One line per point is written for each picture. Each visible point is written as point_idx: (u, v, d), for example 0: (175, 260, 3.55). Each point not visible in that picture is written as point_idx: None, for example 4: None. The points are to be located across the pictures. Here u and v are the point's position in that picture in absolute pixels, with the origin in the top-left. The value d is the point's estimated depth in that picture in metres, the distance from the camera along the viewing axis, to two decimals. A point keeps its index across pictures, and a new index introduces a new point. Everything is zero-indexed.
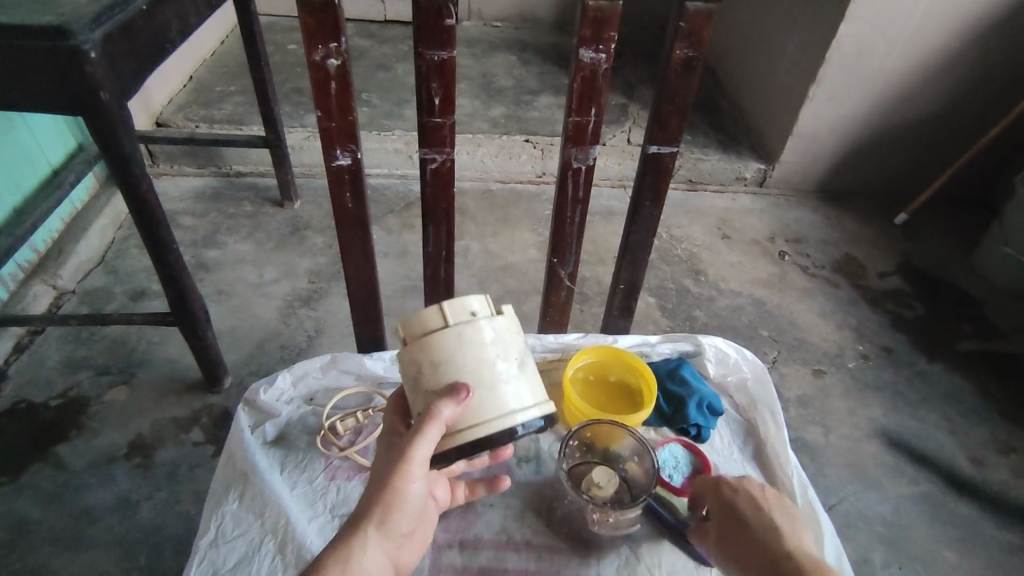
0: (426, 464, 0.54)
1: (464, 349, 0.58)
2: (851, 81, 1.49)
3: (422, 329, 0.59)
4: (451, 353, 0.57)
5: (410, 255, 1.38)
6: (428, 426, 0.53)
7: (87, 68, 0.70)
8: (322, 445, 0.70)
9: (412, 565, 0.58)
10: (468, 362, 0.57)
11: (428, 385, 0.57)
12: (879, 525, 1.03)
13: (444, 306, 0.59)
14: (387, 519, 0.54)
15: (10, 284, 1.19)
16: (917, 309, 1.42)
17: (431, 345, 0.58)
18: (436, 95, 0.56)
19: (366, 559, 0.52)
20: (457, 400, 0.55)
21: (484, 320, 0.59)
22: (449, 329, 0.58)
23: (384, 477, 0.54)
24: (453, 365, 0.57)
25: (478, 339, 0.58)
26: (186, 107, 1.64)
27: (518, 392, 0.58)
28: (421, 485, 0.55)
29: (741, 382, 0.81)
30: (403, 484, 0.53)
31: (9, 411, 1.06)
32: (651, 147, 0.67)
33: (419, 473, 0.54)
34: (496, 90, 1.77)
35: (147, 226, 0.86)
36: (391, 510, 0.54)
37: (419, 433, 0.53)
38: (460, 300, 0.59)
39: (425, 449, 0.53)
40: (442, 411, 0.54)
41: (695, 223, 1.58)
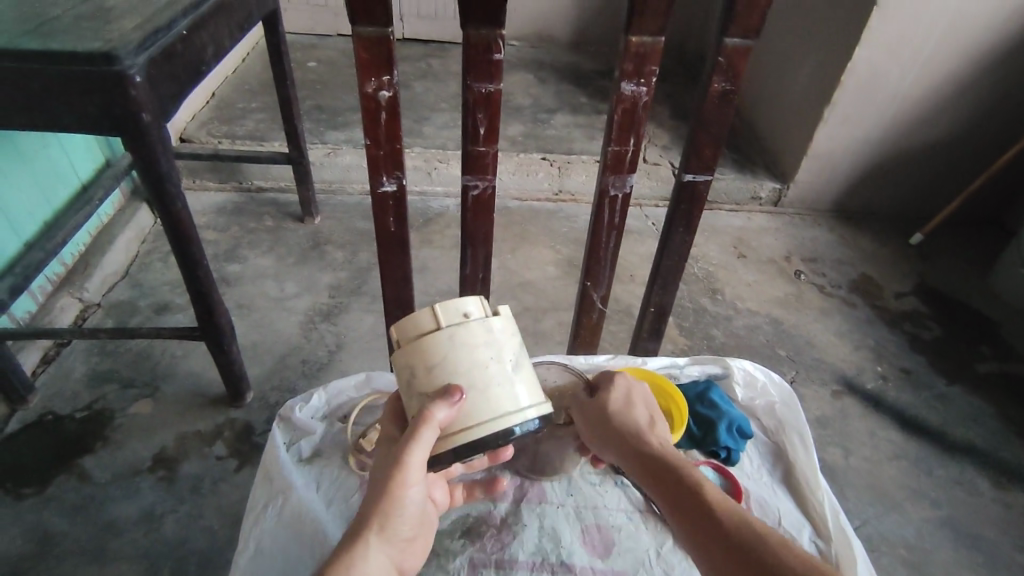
0: (422, 469, 0.55)
1: (457, 350, 0.57)
2: (867, 104, 1.51)
3: (414, 331, 0.58)
4: (443, 355, 0.56)
5: (429, 271, 1.40)
6: (421, 431, 0.53)
7: (131, 92, 0.72)
8: (357, 466, 0.70)
9: (415, 569, 0.59)
10: (459, 362, 0.56)
11: (422, 387, 0.57)
12: (902, 549, 1.03)
13: (437, 307, 0.58)
14: (387, 524, 0.55)
15: (39, 297, 1.21)
16: (936, 330, 1.42)
17: (423, 346, 0.57)
18: (481, 125, 0.58)
19: (369, 565, 0.53)
20: (449, 402, 0.54)
21: (477, 321, 0.58)
22: (441, 330, 0.57)
23: (381, 482, 0.55)
24: (444, 367, 0.56)
25: (471, 340, 0.57)
26: (210, 123, 1.67)
27: (511, 393, 0.57)
28: (418, 489, 0.56)
29: (769, 405, 0.81)
30: (399, 490, 0.54)
31: (35, 423, 1.08)
32: (687, 175, 0.68)
33: (415, 477, 0.55)
34: (513, 108, 1.80)
35: (180, 243, 0.88)
36: (390, 514, 0.55)
37: (414, 437, 0.53)
38: (454, 301, 0.58)
39: (421, 453, 0.54)
40: (435, 415, 0.54)
41: (711, 242, 1.59)
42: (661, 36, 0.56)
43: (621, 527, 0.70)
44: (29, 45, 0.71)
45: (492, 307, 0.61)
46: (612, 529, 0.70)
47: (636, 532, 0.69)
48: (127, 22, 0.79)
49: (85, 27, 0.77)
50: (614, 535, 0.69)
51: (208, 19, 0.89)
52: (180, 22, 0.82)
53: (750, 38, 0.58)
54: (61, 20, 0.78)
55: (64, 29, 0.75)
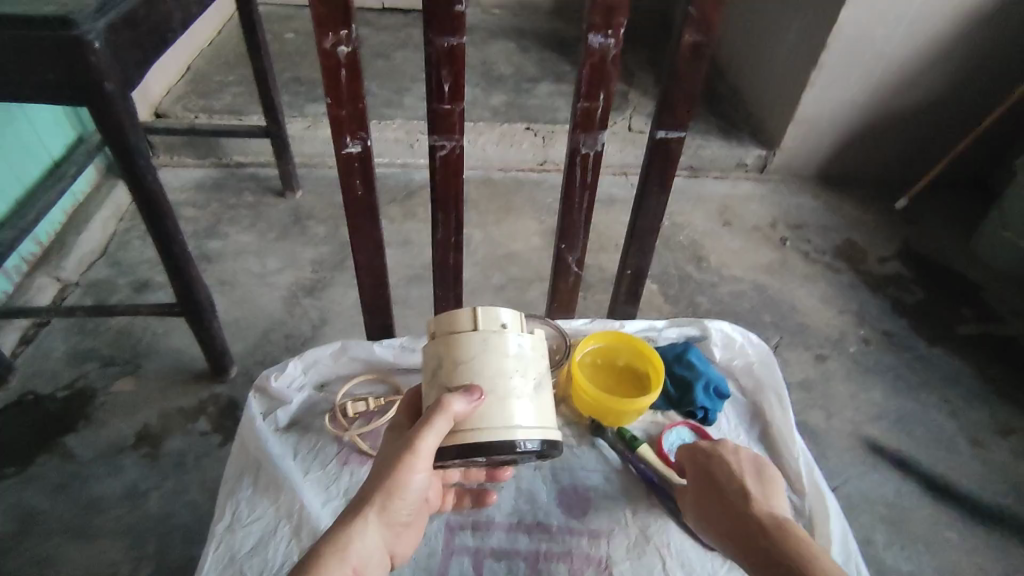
0: (429, 459, 0.54)
1: (487, 354, 0.58)
2: (852, 67, 1.49)
3: (452, 327, 0.59)
4: (473, 356, 0.58)
5: (413, 244, 1.38)
6: (435, 418, 0.53)
7: (91, 58, 0.69)
8: (331, 422, 0.72)
9: (405, 554, 0.59)
10: (485, 367, 0.58)
11: (444, 383, 0.58)
12: (880, 506, 1.05)
13: (478, 310, 0.60)
14: (387, 507, 0.54)
15: (13, 277, 1.21)
16: (918, 294, 1.43)
17: (455, 346, 0.58)
18: (446, 82, 0.56)
19: (362, 543, 0.53)
20: (470, 400, 0.55)
21: (513, 334, 0.59)
22: (476, 333, 0.58)
23: (388, 462, 0.55)
24: (472, 367, 0.58)
25: (501, 349, 0.58)
26: (186, 97, 1.63)
27: (525, 409, 0.58)
28: (422, 479, 0.55)
29: (747, 365, 0.82)
30: (405, 473, 0.53)
31: (16, 403, 1.07)
32: (659, 132, 0.68)
33: (422, 465, 0.54)
34: (497, 78, 1.77)
35: (152, 217, 0.86)
36: (392, 498, 0.54)
37: (426, 424, 0.53)
38: (494, 310, 0.60)
39: (431, 443, 0.53)
40: (453, 406, 0.54)
41: (696, 210, 1.59)
42: None
43: (597, 487, 0.70)
44: None
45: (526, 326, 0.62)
46: (588, 488, 0.70)
47: (611, 490, 0.70)
48: None
49: None
50: (591, 494, 0.70)
51: None
52: None
53: None
54: None
55: None
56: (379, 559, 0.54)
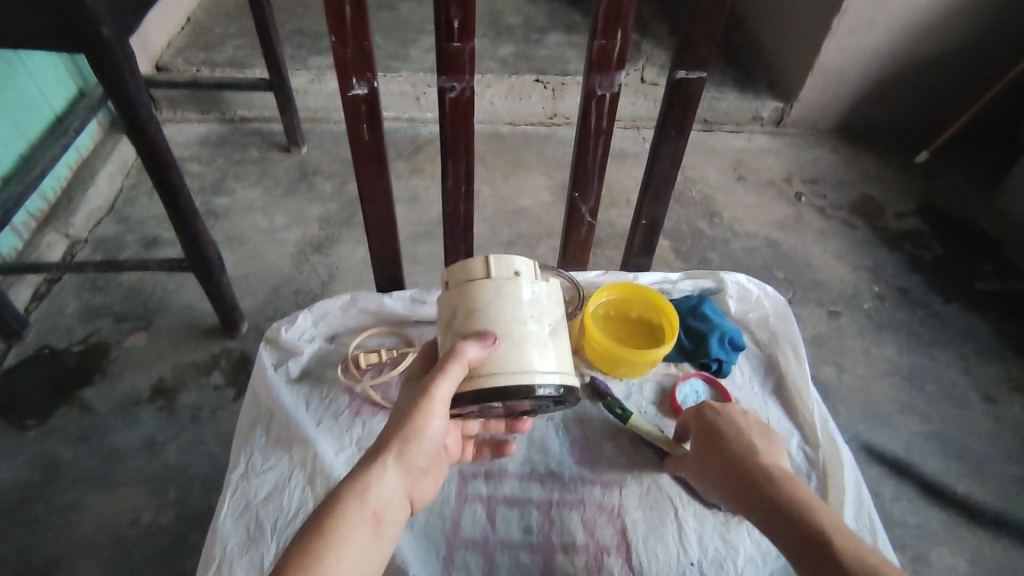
0: (446, 404, 0.53)
1: (501, 300, 0.58)
2: (878, 11, 1.42)
3: (465, 276, 0.59)
4: (487, 302, 0.58)
5: (421, 200, 1.36)
6: (451, 361, 0.53)
7: (86, 1, 0.67)
8: (344, 375, 0.71)
9: (423, 503, 0.57)
10: (500, 314, 0.57)
11: (459, 331, 0.58)
12: (889, 461, 1.05)
13: (491, 259, 0.59)
14: (405, 451, 0.52)
15: (23, 233, 1.19)
16: (936, 250, 1.40)
17: (469, 293, 0.58)
18: (455, 19, 0.54)
19: (381, 488, 0.51)
20: (485, 346, 0.55)
21: (526, 281, 0.59)
22: (489, 280, 0.58)
23: (404, 407, 0.54)
24: (486, 314, 0.57)
25: (516, 295, 0.58)
26: (187, 50, 1.59)
27: (543, 354, 0.57)
28: (439, 425, 0.54)
29: (763, 318, 0.80)
30: (422, 417, 0.52)
31: (32, 357, 1.08)
32: (678, 73, 0.65)
33: (439, 410, 0.53)
34: (505, 28, 1.71)
35: (157, 169, 0.84)
36: (409, 442, 0.52)
37: (442, 368, 0.53)
38: (507, 258, 0.59)
39: (447, 387, 0.53)
40: (467, 351, 0.54)
41: (710, 164, 1.55)
42: None
43: (609, 437, 0.71)
44: None
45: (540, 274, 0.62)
46: (600, 440, 0.71)
47: (624, 442, 0.71)
48: None
49: None
50: (603, 445, 0.70)
51: None
52: None
53: None
54: None
55: None
56: (400, 508, 0.52)
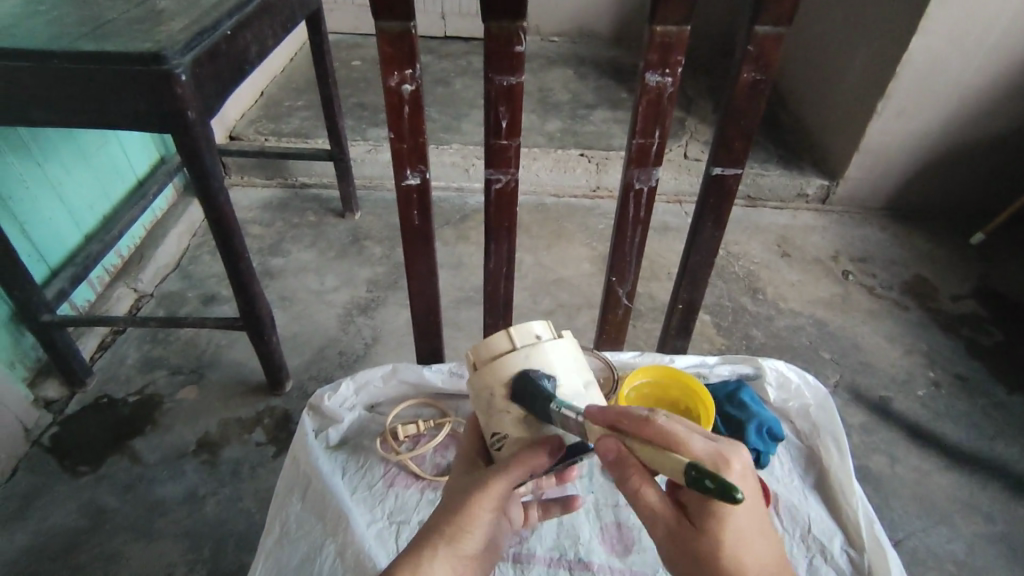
0: (501, 496, 0.54)
1: (531, 372, 0.56)
2: (923, 97, 1.43)
3: (491, 352, 0.57)
4: (519, 376, 0.56)
5: (465, 266, 1.41)
6: (513, 471, 0.53)
7: (177, 91, 0.75)
8: (382, 448, 0.77)
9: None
10: (536, 386, 0.56)
11: (499, 412, 0.56)
12: (950, 564, 0.97)
13: (511, 329, 0.57)
14: (456, 540, 0.53)
15: (97, 286, 1.28)
16: (996, 335, 1.34)
17: (501, 370, 0.56)
18: (503, 119, 0.58)
19: None
20: (545, 453, 0.53)
21: (549, 344, 0.57)
22: (514, 352, 0.56)
23: (457, 500, 0.54)
24: (523, 390, 0.55)
25: (548, 363, 0.56)
26: (258, 121, 1.72)
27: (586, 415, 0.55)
28: (493, 514, 0.54)
29: (804, 408, 0.82)
30: (478, 515, 0.53)
31: (92, 406, 1.14)
32: (714, 168, 0.67)
33: (494, 503, 0.54)
34: (554, 104, 1.79)
35: (222, 235, 0.90)
36: (465, 534, 0.53)
37: (500, 470, 0.53)
38: (525, 324, 0.57)
39: (504, 484, 0.54)
40: (531, 462, 0.53)
41: (753, 240, 1.55)
42: (687, 25, 0.55)
43: (640, 525, 0.74)
44: (86, 47, 0.75)
45: (558, 330, 0.60)
46: (632, 528, 0.74)
47: None
48: (176, 23, 0.82)
49: (138, 29, 0.80)
50: (635, 533, 0.73)
51: (252, 18, 0.91)
52: (225, 22, 0.85)
53: (781, 26, 0.56)
54: (116, 22, 0.82)
55: (118, 32, 0.79)
56: None
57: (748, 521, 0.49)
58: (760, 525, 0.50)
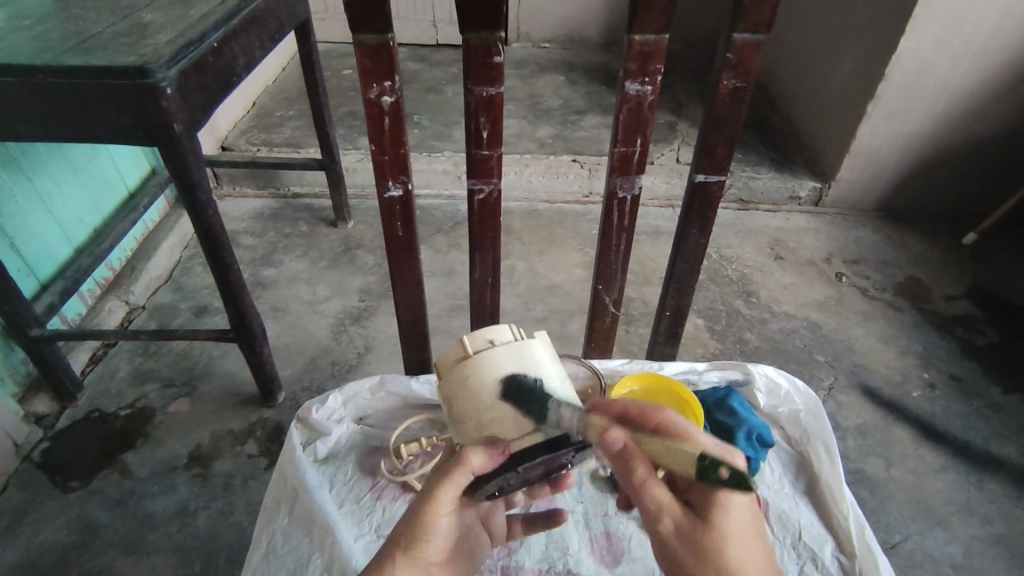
0: (454, 501, 0.53)
1: (483, 378, 0.54)
2: (912, 99, 1.44)
3: (450, 361, 0.57)
4: (474, 381, 0.54)
5: (457, 273, 1.40)
6: (455, 469, 0.51)
7: (163, 103, 0.75)
8: (385, 469, 0.77)
9: None
10: (491, 393, 0.53)
11: (458, 420, 0.55)
12: (947, 568, 0.97)
13: (467, 336, 0.56)
14: (412, 548, 0.53)
15: (88, 300, 1.27)
16: (989, 336, 1.34)
17: (458, 378, 0.55)
18: (485, 128, 0.58)
19: None
20: (491, 452, 0.52)
21: (502, 348, 0.55)
22: (468, 360, 0.55)
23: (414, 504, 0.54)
24: (476, 400, 0.54)
25: (504, 369, 0.54)
26: (249, 131, 1.72)
27: (552, 414, 0.53)
28: (448, 519, 0.54)
29: (794, 413, 0.82)
30: (429, 517, 0.53)
31: (83, 420, 1.13)
32: (698, 175, 0.67)
33: (446, 509, 0.53)
34: (545, 110, 1.79)
35: (210, 247, 0.90)
36: (420, 541, 0.53)
37: (446, 477, 0.52)
38: (480, 330, 0.56)
39: (452, 491, 0.52)
40: (471, 461, 0.51)
41: (746, 243, 1.55)
42: (665, 33, 0.55)
43: (631, 535, 0.74)
44: (70, 61, 0.75)
45: (528, 332, 0.58)
46: (620, 537, 0.74)
47: (645, 541, 0.74)
48: (161, 36, 0.82)
49: (123, 42, 0.80)
50: (625, 543, 0.73)
51: (238, 29, 0.91)
52: (211, 34, 0.85)
53: (761, 33, 0.56)
54: (102, 36, 0.82)
55: (103, 46, 0.79)
56: None
57: (743, 525, 0.52)
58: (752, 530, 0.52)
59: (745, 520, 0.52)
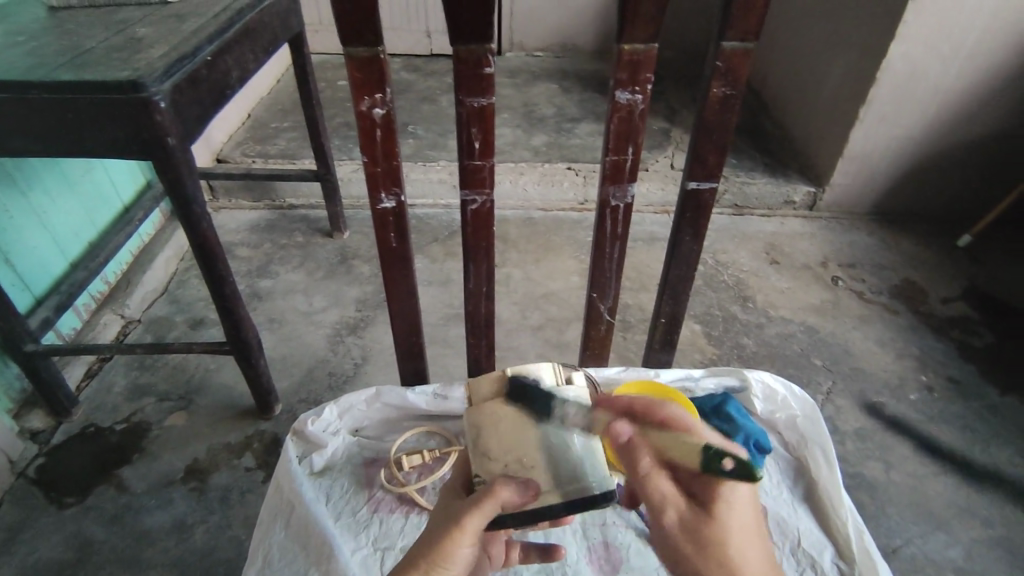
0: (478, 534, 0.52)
1: (521, 419, 0.58)
2: (904, 103, 1.45)
3: (490, 394, 0.59)
4: (511, 422, 0.58)
5: (454, 282, 1.40)
6: (485, 501, 0.52)
7: (157, 117, 0.75)
8: (386, 479, 0.77)
9: None
10: (527, 434, 0.57)
11: (486, 451, 0.57)
12: (949, 571, 0.97)
13: (512, 372, 0.59)
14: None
15: (83, 314, 1.27)
16: (985, 337, 1.34)
17: (495, 416, 0.58)
18: (477, 139, 0.58)
19: None
20: (521, 493, 0.53)
21: (544, 392, 0.59)
22: (511, 398, 0.58)
23: (434, 531, 0.52)
24: (512, 436, 0.57)
25: (543, 415, 0.58)
26: (244, 143, 1.72)
27: (579, 468, 0.58)
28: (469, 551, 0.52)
29: (791, 419, 0.81)
30: (452, 549, 0.50)
31: (78, 435, 1.12)
32: (690, 183, 0.67)
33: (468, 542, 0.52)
34: (540, 118, 1.80)
35: (205, 261, 0.90)
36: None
37: (475, 508, 0.52)
38: (527, 370, 0.59)
39: (478, 523, 0.51)
40: (502, 495, 0.53)
41: (742, 248, 1.55)
42: (654, 43, 0.55)
43: (629, 544, 0.74)
44: (64, 76, 0.75)
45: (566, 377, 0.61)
46: (619, 547, 0.74)
47: (644, 550, 0.73)
48: (155, 50, 0.82)
49: (116, 57, 0.80)
50: (623, 552, 0.73)
51: (231, 43, 0.92)
52: (204, 48, 0.85)
53: (749, 41, 0.57)
54: (95, 51, 0.82)
55: (97, 61, 0.79)
56: None
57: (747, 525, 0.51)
58: (754, 529, 0.52)
59: (748, 516, 0.52)
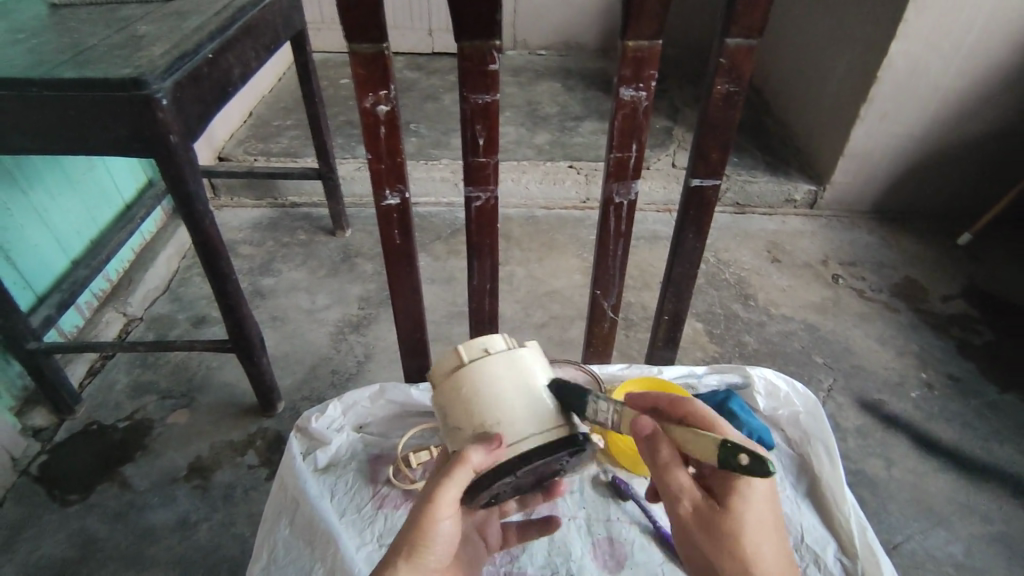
0: (454, 504, 0.52)
1: (478, 383, 0.56)
2: (905, 101, 1.45)
3: (446, 367, 0.58)
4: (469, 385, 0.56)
5: (456, 281, 1.40)
6: (455, 470, 0.51)
7: (159, 114, 0.75)
8: (395, 476, 0.77)
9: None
10: (488, 397, 0.55)
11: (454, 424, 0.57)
12: (951, 568, 0.97)
13: (461, 345, 0.58)
14: (413, 553, 0.53)
15: (85, 311, 1.27)
16: (987, 335, 1.34)
17: (455, 386, 0.57)
18: (480, 136, 0.58)
19: None
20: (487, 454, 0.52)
21: (497, 356, 0.57)
22: (465, 368, 0.57)
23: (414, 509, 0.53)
24: (472, 402, 0.56)
25: (502, 373, 0.56)
26: (246, 142, 1.73)
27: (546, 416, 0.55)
28: (450, 521, 0.53)
29: (794, 416, 0.82)
30: (430, 519, 0.52)
31: (81, 433, 1.12)
32: (694, 180, 0.67)
33: (447, 513, 0.52)
34: (542, 117, 1.80)
35: (208, 258, 0.90)
36: (422, 549, 0.52)
37: (447, 477, 0.51)
38: (475, 339, 0.58)
39: (453, 493, 0.52)
40: (471, 459, 0.51)
41: (743, 246, 1.55)
42: (658, 39, 0.55)
43: (633, 540, 0.74)
44: (66, 73, 0.75)
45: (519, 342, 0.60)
46: (623, 542, 0.74)
47: (648, 546, 0.74)
48: (157, 48, 0.82)
49: (119, 55, 0.80)
50: (627, 548, 0.74)
51: (233, 40, 0.92)
52: (206, 45, 0.85)
53: (753, 38, 0.57)
54: (97, 49, 0.82)
55: (99, 58, 0.79)
56: None
57: (764, 515, 0.53)
58: (773, 521, 0.54)
59: (765, 509, 0.54)
